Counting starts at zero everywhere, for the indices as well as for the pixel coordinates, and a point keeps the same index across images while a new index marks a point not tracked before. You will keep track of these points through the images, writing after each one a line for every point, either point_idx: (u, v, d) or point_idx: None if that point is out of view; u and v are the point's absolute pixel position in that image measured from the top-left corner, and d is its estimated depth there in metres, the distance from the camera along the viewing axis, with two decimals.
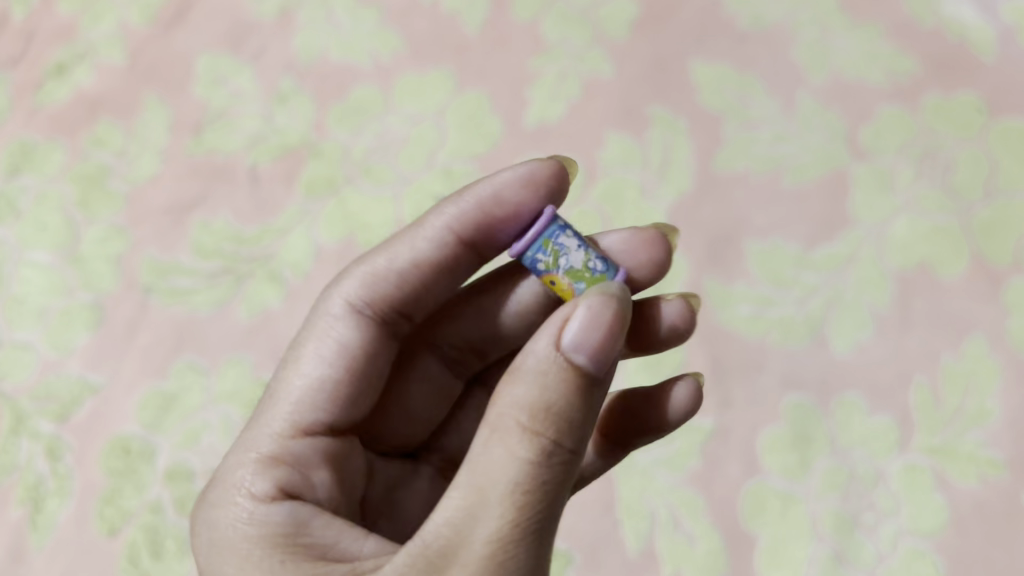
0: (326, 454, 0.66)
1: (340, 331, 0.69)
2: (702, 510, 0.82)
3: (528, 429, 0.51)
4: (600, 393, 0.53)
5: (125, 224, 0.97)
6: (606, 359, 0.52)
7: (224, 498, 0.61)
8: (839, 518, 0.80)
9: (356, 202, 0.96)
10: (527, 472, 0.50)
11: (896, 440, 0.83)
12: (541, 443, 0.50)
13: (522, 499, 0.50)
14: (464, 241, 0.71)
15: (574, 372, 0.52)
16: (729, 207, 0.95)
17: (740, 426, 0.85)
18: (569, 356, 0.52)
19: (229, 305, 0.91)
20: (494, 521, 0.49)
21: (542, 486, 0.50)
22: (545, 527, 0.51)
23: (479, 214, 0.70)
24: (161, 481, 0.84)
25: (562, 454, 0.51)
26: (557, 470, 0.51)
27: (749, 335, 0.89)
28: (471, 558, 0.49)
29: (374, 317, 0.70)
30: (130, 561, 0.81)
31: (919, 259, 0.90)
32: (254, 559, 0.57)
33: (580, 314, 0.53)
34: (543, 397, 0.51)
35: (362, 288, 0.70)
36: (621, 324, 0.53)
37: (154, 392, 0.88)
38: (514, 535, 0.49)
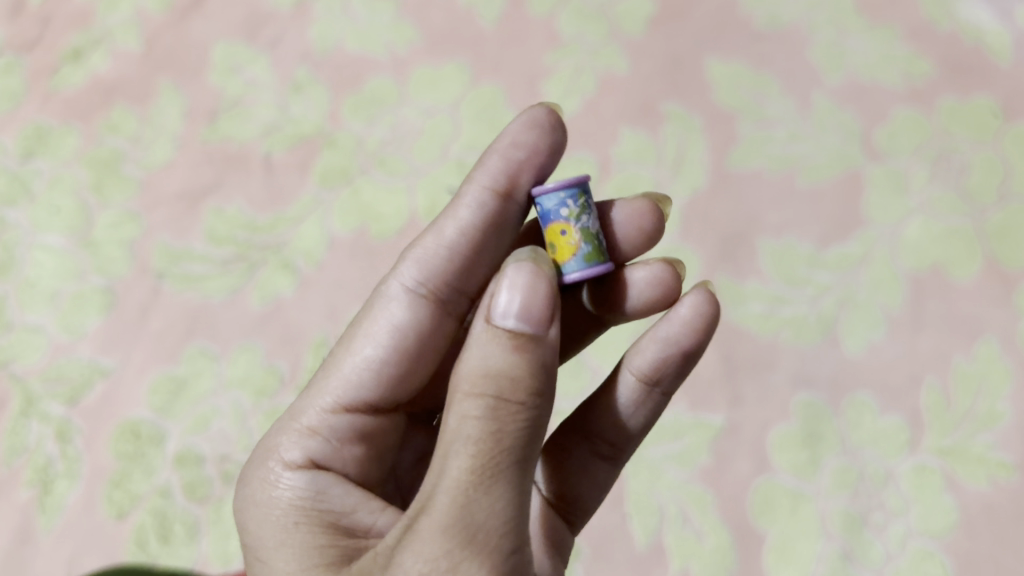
0: (362, 430, 0.65)
1: (389, 309, 0.66)
2: (711, 506, 0.81)
3: (472, 393, 0.49)
4: (546, 352, 0.51)
5: (139, 209, 0.97)
6: (541, 320, 0.51)
7: (258, 463, 0.62)
8: (848, 516, 0.80)
9: (369, 192, 0.96)
10: (480, 426, 0.48)
11: (906, 440, 0.82)
12: (485, 401, 0.49)
13: (477, 449, 0.48)
14: (506, 198, 0.67)
15: (509, 337, 0.50)
16: (741, 206, 0.95)
17: (751, 423, 0.84)
18: (501, 324, 0.50)
19: (241, 292, 0.91)
20: (455, 471, 0.48)
21: (499, 439, 0.48)
22: (515, 483, 0.48)
23: (511, 166, 0.67)
24: (171, 465, 0.83)
25: (514, 409, 0.49)
26: (512, 424, 0.48)
27: (760, 333, 0.88)
28: (440, 506, 0.47)
29: (421, 294, 0.67)
30: (138, 545, 0.80)
31: (932, 261, 0.90)
32: (270, 518, 0.58)
33: (506, 284, 0.52)
34: (485, 361, 0.50)
35: (415, 263, 0.67)
36: (551, 291, 0.52)
37: (165, 376, 0.87)
38: (479, 483, 0.47)
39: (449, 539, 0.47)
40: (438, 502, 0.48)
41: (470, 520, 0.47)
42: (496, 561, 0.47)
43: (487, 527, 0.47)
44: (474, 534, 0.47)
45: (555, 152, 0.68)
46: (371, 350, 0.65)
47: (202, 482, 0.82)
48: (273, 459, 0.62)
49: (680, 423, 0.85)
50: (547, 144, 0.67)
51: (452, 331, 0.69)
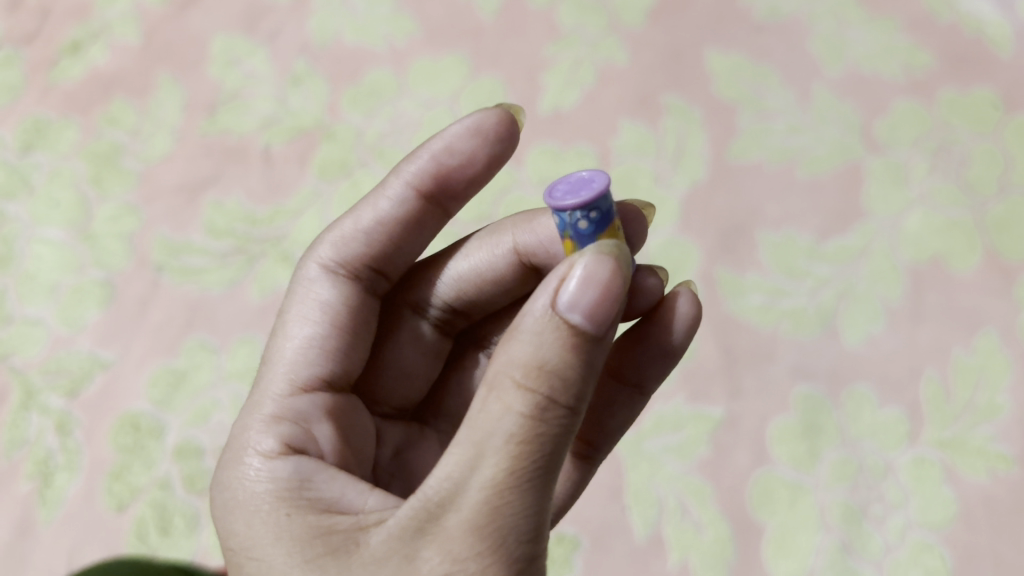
0: (327, 409, 0.65)
1: (317, 290, 0.69)
2: (711, 498, 0.81)
3: (522, 386, 0.49)
4: (596, 361, 0.50)
5: (139, 202, 0.97)
6: (606, 319, 0.50)
7: (233, 461, 0.61)
8: (847, 508, 0.80)
9: (368, 184, 0.96)
10: (524, 425, 0.48)
11: (906, 432, 0.82)
12: (535, 399, 0.49)
13: (517, 449, 0.48)
14: (424, 196, 0.72)
15: (570, 332, 0.49)
16: (741, 198, 0.95)
17: (750, 416, 0.84)
18: (566, 316, 0.49)
19: (241, 285, 0.91)
20: (489, 470, 0.48)
21: (540, 440, 0.48)
22: (544, 484, 0.49)
23: (436, 169, 0.72)
24: (171, 457, 0.82)
25: (558, 411, 0.49)
26: (554, 426, 0.49)
27: (759, 325, 0.88)
28: (470, 504, 0.48)
29: (343, 270, 0.70)
30: (137, 537, 0.79)
31: (932, 253, 0.90)
32: (260, 514, 0.56)
33: (573, 274, 0.50)
34: (539, 355, 0.49)
35: (333, 241, 0.71)
36: (621, 290, 0.51)
37: (165, 369, 0.87)
38: (512, 483, 0.48)
39: (477, 540, 0.48)
40: (466, 500, 0.48)
41: (500, 523, 0.48)
42: (517, 565, 0.48)
43: (516, 531, 0.48)
44: (501, 537, 0.48)
45: (492, 162, 0.72)
46: (304, 329, 0.68)
47: (202, 475, 0.81)
48: (246, 455, 0.61)
49: (680, 415, 0.85)
50: (484, 152, 0.71)
51: (374, 315, 0.72)
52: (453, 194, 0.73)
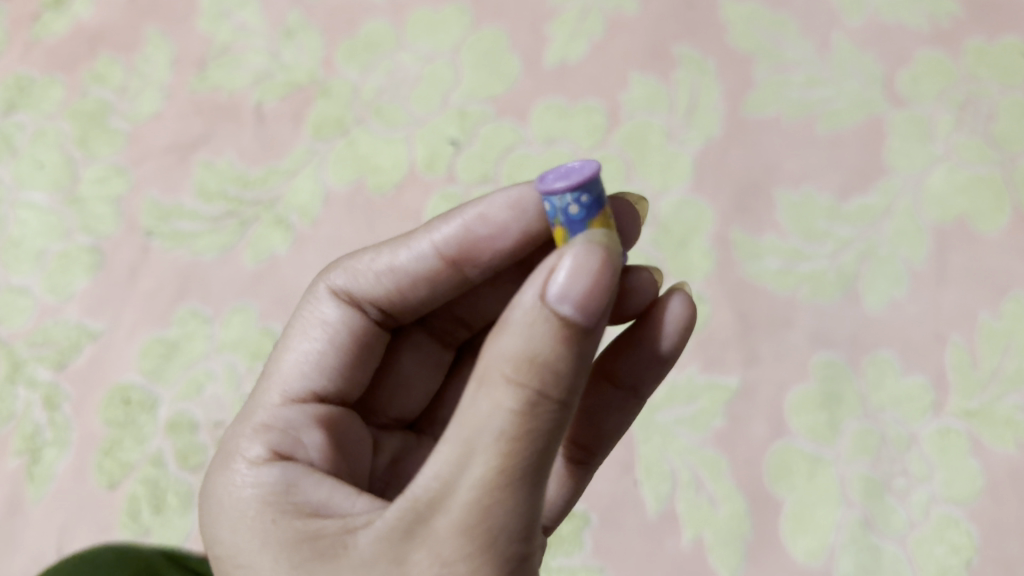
0: (320, 418, 0.62)
1: (321, 309, 0.65)
2: (725, 471, 0.77)
3: (512, 381, 0.45)
4: (586, 353, 0.47)
5: (127, 163, 0.93)
6: (598, 309, 0.46)
7: (221, 465, 0.59)
8: (869, 481, 0.76)
9: (366, 143, 0.92)
10: (513, 423, 0.45)
11: (930, 402, 0.79)
12: (525, 394, 0.45)
13: (508, 448, 0.45)
14: (449, 261, 0.64)
15: (560, 324, 0.45)
16: (759, 154, 0.91)
17: (766, 384, 0.80)
18: (555, 308, 0.45)
19: (234, 251, 0.87)
20: (479, 470, 0.45)
21: (532, 436, 0.45)
22: (536, 479, 0.46)
23: (467, 236, 0.63)
24: (162, 432, 0.79)
25: (550, 405, 0.45)
26: (546, 421, 0.45)
27: (777, 290, 0.84)
28: (459, 506, 0.45)
29: (351, 298, 0.65)
30: (130, 516, 0.76)
31: (957, 213, 0.86)
32: (245, 520, 0.54)
33: (562, 266, 0.46)
34: (529, 347, 0.45)
35: (350, 273, 0.65)
36: (610, 278, 0.47)
37: (156, 339, 0.83)
38: (504, 483, 0.45)
39: (469, 541, 0.45)
40: (455, 501, 0.45)
41: (491, 523, 0.45)
42: (507, 562, 0.46)
43: (508, 530, 0.46)
44: (492, 538, 0.45)
45: (526, 241, 0.63)
46: (305, 353, 0.64)
47: (195, 450, 0.78)
48: (234, 460, 0.59)
49: (693, 385, 0.81)
50: (523, 232, 0.62)
51: (380, 344, 0.67)
52: (484, 267, 0.64)
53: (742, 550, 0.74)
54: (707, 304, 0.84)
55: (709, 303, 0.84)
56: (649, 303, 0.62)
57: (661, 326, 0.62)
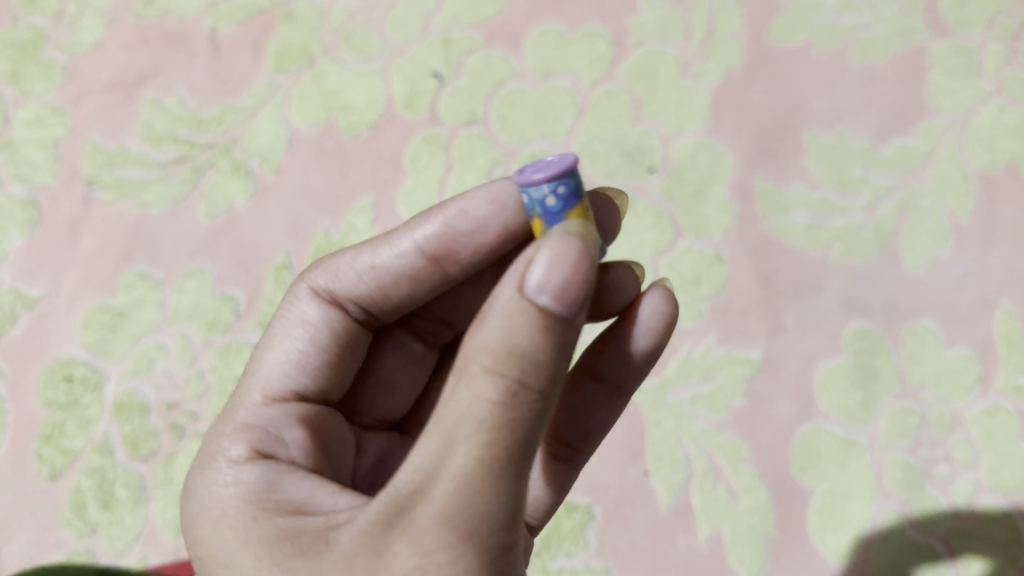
0: (304, 417, 0.52)
1: (298, 308, 0.56)
2: (746, 458, 0.69)
3: (491, 373, 0.36)
4: (574, 335, 0.38)
5: (66, 101, 0.82)
6: (579, 298, 0.37)
7: (201, 464, 0.50)
8: (908, 470, 0.67)
9: (335, 76, 0.82)
10: (496, 412, 0.36)
11: (977, 377, 0.69)
12: (505, 387, 0.36)
13: (490, 443, 0.36)
14: (431, 259, 0.55)
15: (539, 314, 0.37)
16: (785, 89, 0.80)
17: (793, 358, 0.71)
18: (533, 299, 0.37)
19: (187, 204, 0.77)
20: (458, 461, 0.36)
21: (517, 432, 0.36)
22: (522, 474, 0.37)
23: (449, 233, 0.54)
24: (109, 415, 0.70)
25: (534, 399, 0.36)
26: (531, 414, 0.36)
27: (805, 249, 0.74)
28: (438, 506, 0.37)
29: (332, 299, 0.56)
30: (75, 513, 0.68)
31: (1009, 158, 0.75)
32: (227, 521, 0.45)
33: (537, 255, 0.38)
34: (508, 336, 0.37)
35: (332, 273, 0.56)
36: (593, 260, 0.38)
37: (100, 308, 0.74)
38: (486, 473, 0.36)
39: (451, 532, 0.36)
40: (432, 495, 0.37)
41: (474, 521, 0.36)
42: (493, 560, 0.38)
43: (492, 525, 0.37)
44: (474, 536, 0.37)
45: (509, 237, 0.54)
46: (290, 353, 0.55)
47: (147, 436, 0.70)
48: (214, 462, 0.49)
49: (710, 359, 0.72)
50: (507, 226, 0.53)
51: (364, 344, 0.58)
52: (471, 267, 0.55)
53: (765, 548, 0.66)
54: (726, 265, 0.74)
55: (729, 265, 0.74)
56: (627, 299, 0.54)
57: (642, 326, 0.53)
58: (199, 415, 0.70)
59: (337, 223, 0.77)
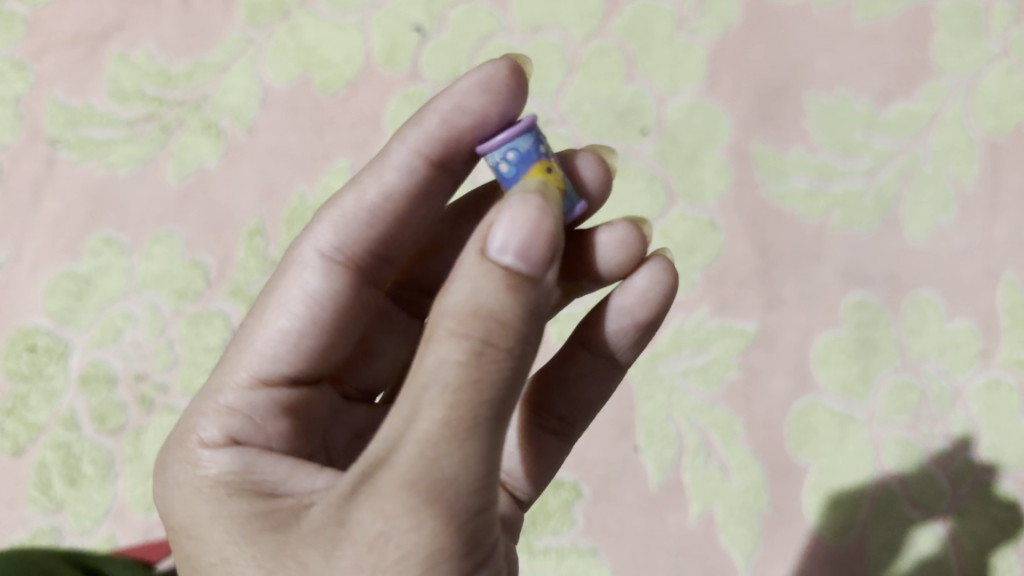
0: (288, 405, 0.46)
1: (299, 270, 0.48)
2: (740, 434, 0.66)
3: (455, 334, 0.33)
4: (545, 300, 0.35)
5: (27, 55, 0.79)
6: (544, 255, 0.34)
7: (171, 449, 0.44)
8: (907, 446, 0.65)
9: (311, 30, 0.78)
10: (462, 372, 0.32)
11: (979, 351, 0.67)
12: (471, 347, 0.33)
13: (455, 405, 0.32)
14: (431, 174, 0.48)
15: (504, 273, 0.33)
16: (784, 48, 0.76)
17: (789, 330, 0.69)
18: (497, 260, 0.34)
19: (155, 164, 0.75)
20: (422, 425, 0.33)
21: (483, 395, 0.33)
22: (493, 441, 0.33)
23: (450, 135, 0.47)
24: (75, 387, 0.69)
25: (501, 360, 0.33)
26: (498, 376, 0.33)
27: (804, 217, 0.71)
28: (400, 474, 0.33)
29: (342, 258, 0.49)
30: (40, 489, 0.67)
31: (1015, 123, 0.72)
32: (198, 498, 0.40)
33: (497, 219, 0.34)
34: (471, 295, 0.33)
35: (336, 222, 0.48)
36: (560, 221, 0.35)
37: (64, 275, 0.72)
38: (451, 436, 0.32)
39: (416, 498, 0.33)
40: (394, 462, 0.33)
41: (440, 489, 0.33)
42: (466, 534, 0.34)
43: (462, 493, 0.33)
44: (442, 505, 0.33)
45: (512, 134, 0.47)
46: (289, 324, 0.47)
47: (115, 410, 0.68)
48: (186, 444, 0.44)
49: (703, 331, 0.69)
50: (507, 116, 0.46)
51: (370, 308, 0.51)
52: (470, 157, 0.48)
53: (758, 527, 0.64)
54: (722, 232, 0.71)
55: (724, 233, 0.71)
56: (622, 260, 0.50)
57: (636, 296, 0.50)
58: (169, 387, 0.68)
59: (313, 184, 0.73)
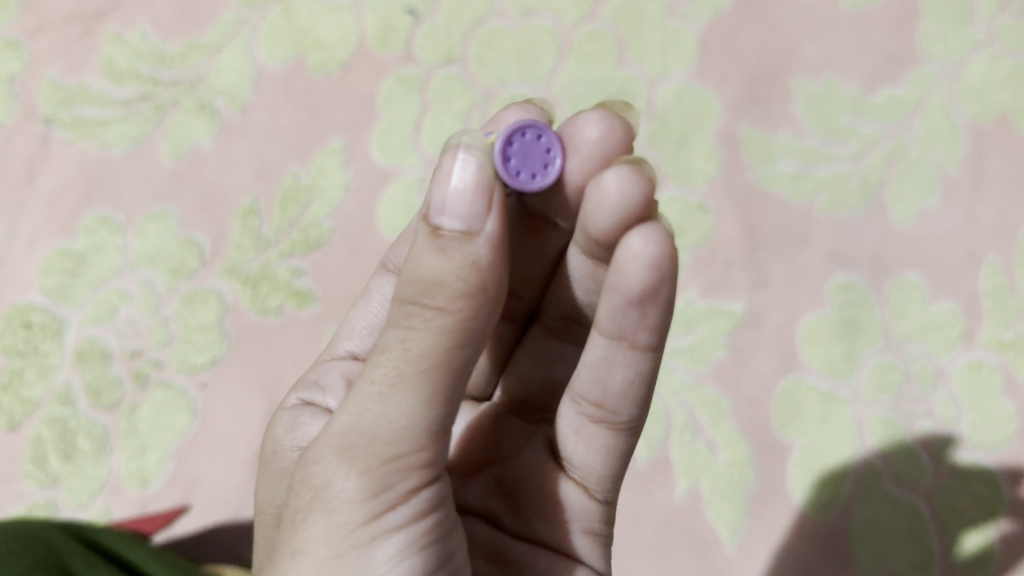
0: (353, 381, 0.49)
1: (377, 279, 0.52)
2: (726, 412, 0.68)
3: (398, 296, 0.34)
4: (489, 261, 0.33)
5: (23, 35, 0.80)
6: (478, 216, 0.33)
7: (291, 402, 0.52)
8: (889, 425, 0.66)
9: (305, 12, 0.79)
10: (397, 332, 0.33)
11: (961, 332, 0.68)
12: (405, 311, 0.33)
13: (384, 362, 0.33)
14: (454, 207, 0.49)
15: (433, 235, 0.33)
16: (773, 33, 0.77)
17: (775, 311, 0.70)
18: (432, 222, 0.33)
19: (149, 143, 0.75)
20: (365, 377, 0.34)
21: (405, 355, 0.33)
22: (411, 400, 0.33)
23: None
24: (70, 363, 0.70)
25: (425, 323, 0.33)
26: (422, 339, 0.33)
27: (791, 200, 0.72)
28: (339, 423, 0.35)
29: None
30: (36, 462, 0.68)
31: (999, 109, 0.73)
32: (266, 454, 0.46)
33: (437, 175, 0.34)
34: (414, 258, 0.33)
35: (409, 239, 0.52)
36: (493, 178, 0.33)
37: (60, 253, 0.73)
38: (376, 391, 0.33)
39: (338, 447, 0.34)
40: (340, 410, 0.35)
41: (358, 440, 0.34)
42: (384, 490, 0.34)
43: (379, 448, 0.33)
44: (358, 458, 0.34)
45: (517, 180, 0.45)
46: (366, 330, 0.52)
47: (109, 385, 0.69)
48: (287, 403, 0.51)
49: (692, 312, 0.70)
50: None
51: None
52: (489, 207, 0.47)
53: (744, 503, 0.66)
54: (710, 215, 0.72)
55: (712, 216, 0.72)
56: (615, 219, 0.41)
57: (621, 271, 0.41)
58: (163, 364, 0.69)
59: (307, 165, 0.74)
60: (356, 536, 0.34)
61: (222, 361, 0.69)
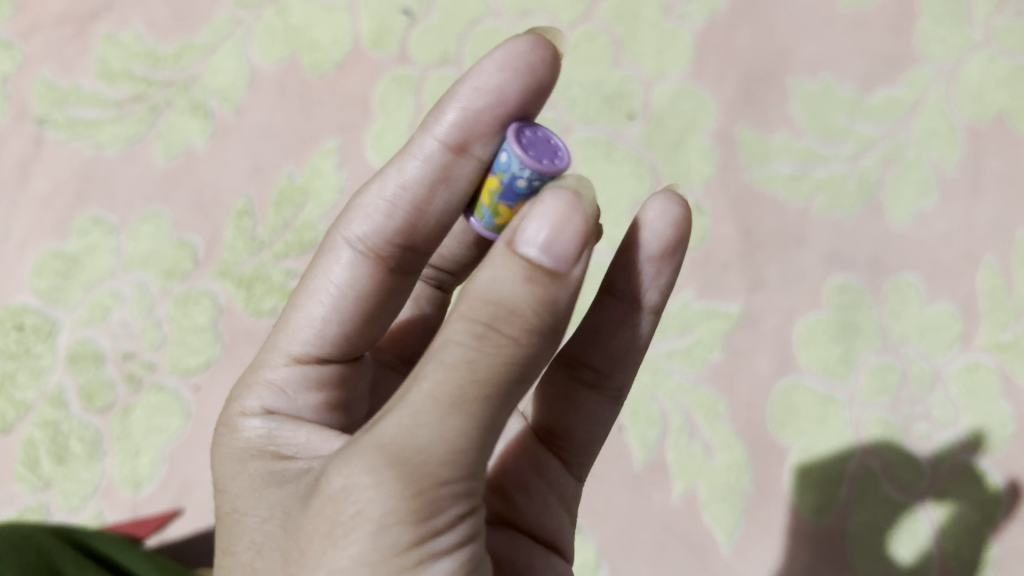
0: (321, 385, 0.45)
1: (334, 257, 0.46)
2: (722, 414, 0.67)
3: (466, 314, 0.32)
4: (569, 300, 0.33)
5: (16, 34, 0.80)
6: (567, 255, 0.32)
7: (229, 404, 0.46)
8: (886, 426, 0.66)
9: (300, 13, 0.78)
10: (462, 350, 0.32)
11: (959, 333, 0.68)
12: (475, 329, 0.32)
13: (445, 377, 0.32)
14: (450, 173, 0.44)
15: (523, 265, 0.32)
16: (770, 33, 0.77)
17: (772, 312, 0.69)
18: (519, 251, 0.32)
19: (143, 144, 0.75)
20: (419, 389, 0.32)
21: (474, 373, 0.31)
22: (473, 420, 0.31)
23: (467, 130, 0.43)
24: (63, 366, 0.70)
25: (498, 346, 0.32)
26: (492, 360, 0.32)
27: (788, 201, 0.72)
28: (384, 434, 0.32)
29: (376, 254, 0.46)
30: (27, 465, 0.68)
31: (996, 110, 0.73)
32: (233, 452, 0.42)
33: (530, 210, 0.33)
34: (490, 280, 0.32)
35: (373, 213, 0.45)
36: (592, 219, 0.34)
37: (53, 254, 0.73)
38: (434, 408, 0.31)
39: (384, 461, 0.32)
40: (385, 422, 0.33)
41: (410, 456, 0.31)
42: (432, 515, 0.32)
43: (436, 469, 0.31)
44: (410, 476, 0.31)
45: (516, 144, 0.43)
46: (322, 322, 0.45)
47: (102, 388, 0.69)
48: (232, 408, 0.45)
49: (688, 313, 0.70)
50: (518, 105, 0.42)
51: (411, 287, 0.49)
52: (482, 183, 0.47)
53: (741, 505, 0.65)
54: (707, 216, 0.72)
55: (709, 217, 0.72)
56: None
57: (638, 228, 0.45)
58: (157, 366, 0.69)
59: (301, 165, 0.74)
60: (398, 558, 0.32)
61: (215, 364, 0.69)
